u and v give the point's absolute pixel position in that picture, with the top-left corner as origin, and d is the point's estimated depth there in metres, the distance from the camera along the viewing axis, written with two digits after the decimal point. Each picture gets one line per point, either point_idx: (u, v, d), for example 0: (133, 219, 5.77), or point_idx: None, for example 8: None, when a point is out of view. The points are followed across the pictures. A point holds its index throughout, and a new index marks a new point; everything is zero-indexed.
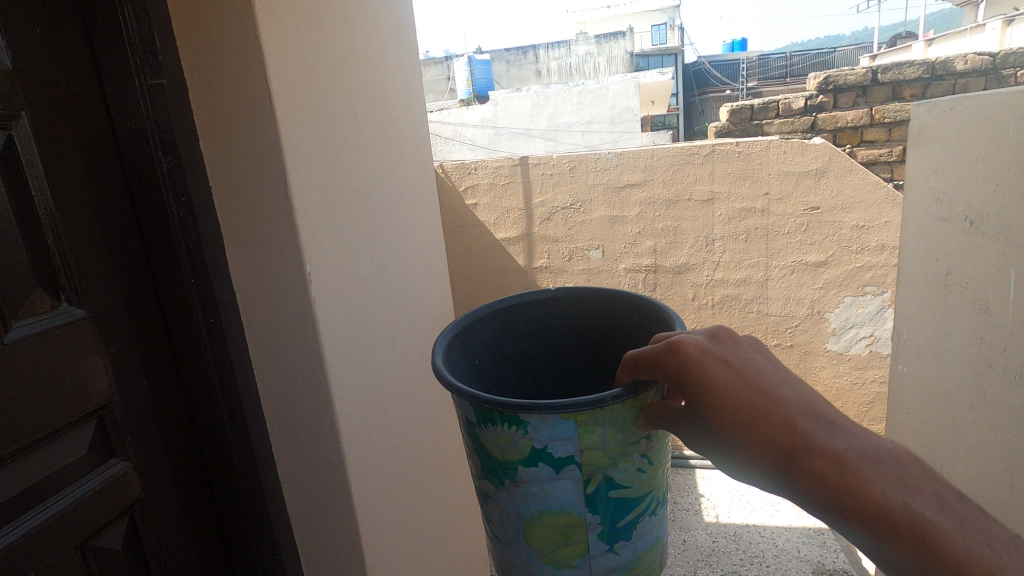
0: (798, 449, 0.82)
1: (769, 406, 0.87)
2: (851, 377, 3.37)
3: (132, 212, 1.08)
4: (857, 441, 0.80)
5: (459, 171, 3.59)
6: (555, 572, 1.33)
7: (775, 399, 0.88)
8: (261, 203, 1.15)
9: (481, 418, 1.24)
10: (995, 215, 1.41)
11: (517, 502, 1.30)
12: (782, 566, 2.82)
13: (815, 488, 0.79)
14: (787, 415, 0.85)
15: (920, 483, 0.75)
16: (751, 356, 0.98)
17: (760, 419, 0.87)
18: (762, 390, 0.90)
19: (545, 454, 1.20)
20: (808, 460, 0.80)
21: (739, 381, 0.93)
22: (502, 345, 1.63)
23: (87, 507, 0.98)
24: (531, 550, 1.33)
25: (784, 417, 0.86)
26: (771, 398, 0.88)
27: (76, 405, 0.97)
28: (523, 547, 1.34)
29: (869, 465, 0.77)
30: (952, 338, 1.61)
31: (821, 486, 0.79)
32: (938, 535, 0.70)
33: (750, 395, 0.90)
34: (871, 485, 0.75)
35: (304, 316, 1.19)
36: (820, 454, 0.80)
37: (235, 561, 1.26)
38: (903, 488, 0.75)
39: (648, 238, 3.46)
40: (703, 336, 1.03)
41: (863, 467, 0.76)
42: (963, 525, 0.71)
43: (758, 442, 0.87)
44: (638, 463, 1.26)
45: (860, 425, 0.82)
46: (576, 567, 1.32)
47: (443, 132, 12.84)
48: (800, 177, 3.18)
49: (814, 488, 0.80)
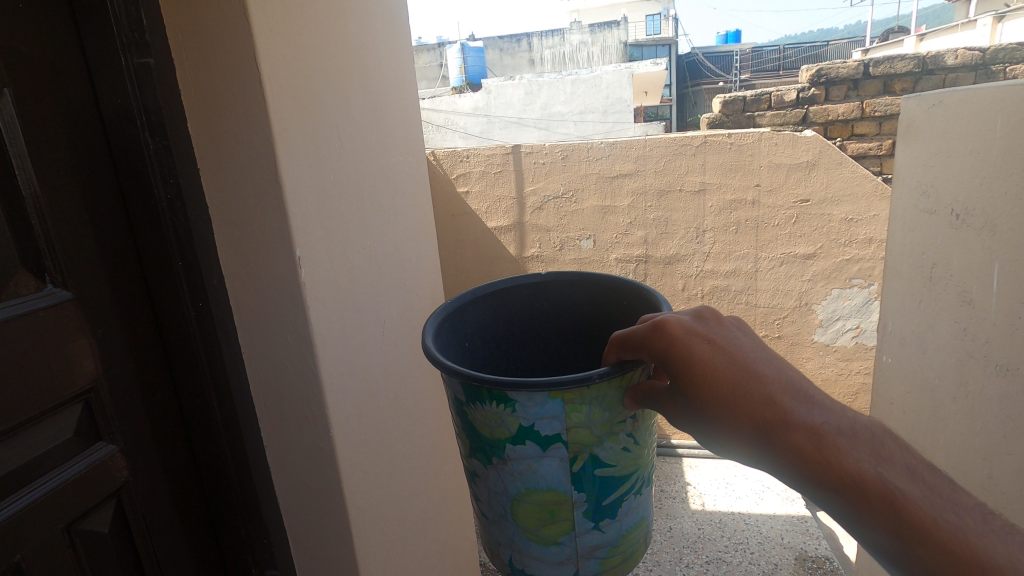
0: (778, 424, 0.85)
1: (751, 382, 0.91)
2: (837, 368, 3.42)
3: (119, 193, 1.07)
4: (834, 416, 0.83)
5: (451, 159, 3.57)
6: (542, 549, 1.35)
7: (757, 377, 0.91)
8: (250, 186, 1.14)
9: (470, 397, 1.25)
10: (980, 209, 1.43)
11: (505, 480, 1.31)
12: (766, 553, 2.87)
13: (794, 459, 0.82)
14: (768, 390, 0.89)
15: (894, 455, 0.78)
16: (734, 334, 1.01)
17: (741, 395, 0.90)
18: (744, 367, 0.93)
19: (532, 432, 1.21)
20: (788, 434, 0.84)
21: (722, 358, 0.96)
22: (491, 328, 1.63)
23: (74, 490, 0.98)
24: (518, 527, 1.35)
25: (765, 393, 0.89)
26: (753, 375, 0.92)
27: (62, 388, 0.96)
28: (511, 524, 1.36)
29: (845, 438, 0.80)
30: (936, 329, 1.64)
31: (800, 459, 0.82)
32: (908, 503, 0.73)
33: (732, 372, 0.93)
34: (847, 456, 0.78)
35: (294, 301, 1.18)
36: (799, 428, 0.83)
37: (224, 545, 1.26)
38: (877, 459, 0.78)
39: (639, 228, 3.47)
40: (687, 315, 1.05)
41: (840, 440, 0.80)
42: (933, 493, 0.74)
43: (740, 417, 0.90)
44: (624, 443, 1.27)
45: (836, 401, 0.86)
46: (562, 545, 1.34)
47: (435, 120, 12.75)
48: (791, 169, 3.20)
49: (792, 459, 0.83)
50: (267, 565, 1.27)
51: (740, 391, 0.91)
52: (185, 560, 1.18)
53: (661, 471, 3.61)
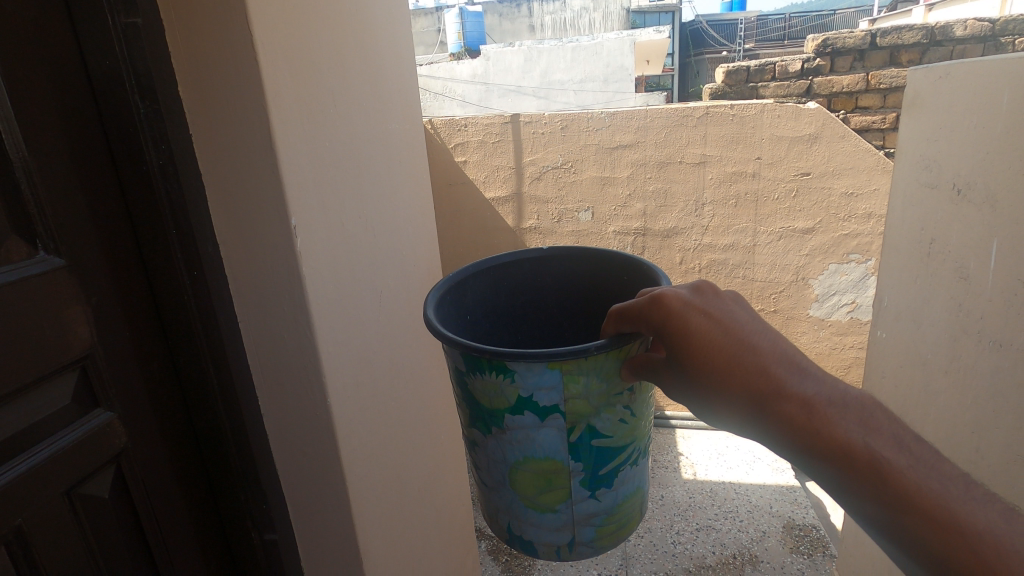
0: (771, 394, 0.89)
1: (747, 354, 0.93)
2: (831, 343, 3.44)
3: (110, 158, 1.04)
4: (826, 387, 0.87)
5: (449, 128, 3.52)
6: (540, 515, 1.38)
7: (752, 349, 0.94)
8: (243, 153, 1.12)
9: (470, 367, 1.26)
10: (981, 184, 1.42)
11: (504, 448, 1.33)
12: (755, 521, 2.94)
13: (784, 428, 0.87)
14: (763, 362, 0.92)
15: (882, 426, 0.83)
16: (731, 306, 1.01)
17: (736, 366, 0.93)
18: (740, 340, 0.95)
19: (531, 403, 1.22)
20: (780, 404, 0.88)
21: (718, 331, 0.97)
22: (492, 301, 1.64)
23: (74, 455, 0.99)
24: (516, 494, 1.38)
25: (760, 364, 0.92)
26: (749, 348, 0.94)
27: (58, 355, 0.96)
28: (509, 491, 1.39)
29: (835, 408, 0.84)
30: (931, 305, 1.64)
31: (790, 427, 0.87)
32: (893, 470, 0.78)
33: (727, 345, 0.95)
34: (836, 426, 0.83)
35: (290, 270, 1.17)
36: (791, 398, 0.87)
37: (223, 509, 1.28)
38: (866, 430, 0.83)
39: (638, 200, 3.44)
40: (685, 288, 1.05)
41: (831, 411, 0.84)
42: (918, 462, 0.79)
43: (733, 387, 0.94)
44: (621, 414, 1.29)
45: (828, 372, 0.90)
46: (559, 512, 1.37)
47: (433, 87, 12.52)
48: (792, 142, 3.17)
49: (783, 427, 0.88)
50: (267, 530, 1.29)
51: (736, 363, 0.94)
52: (185, 524, 1.20)
53: (655, 441, 3.67)
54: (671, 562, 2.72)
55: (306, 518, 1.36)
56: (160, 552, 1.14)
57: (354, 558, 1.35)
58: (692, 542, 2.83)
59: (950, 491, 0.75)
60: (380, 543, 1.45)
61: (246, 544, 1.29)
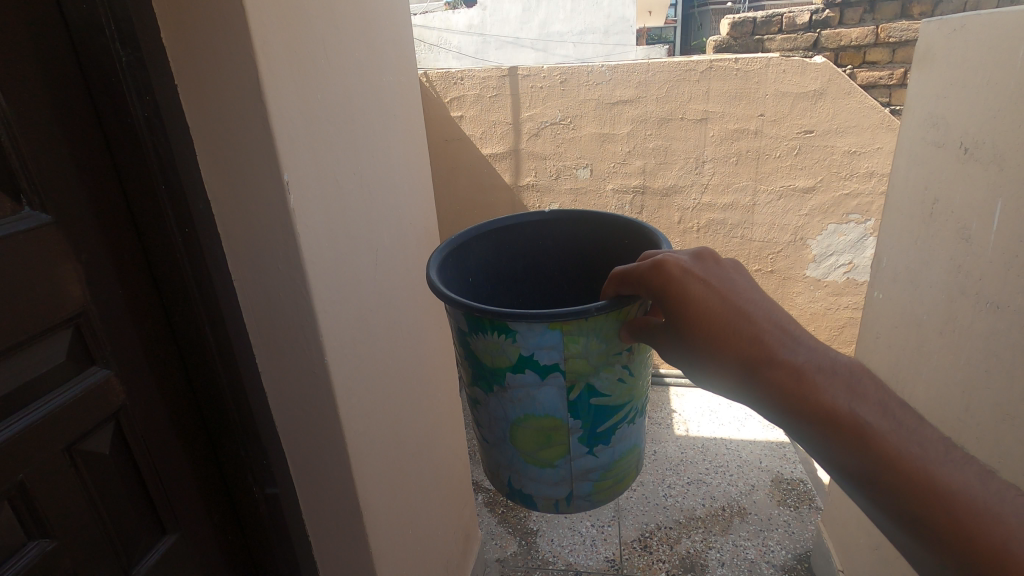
0: (760, 360, 0.89)
1: (740, 321, 0.93)
2: (826, 303, 3.46)
3: (93, 110, 1.00)
4: (816, 353, 0.87)
5: (445, 80, 3.42)
6: (539, 471, 1.41)
7: (746, 317, 0.94)
8: (233, 104, 1.08)
9: (471, 327, 1.25)
10: (990, 142, 1.39)
11: (504, 406, 1.34)
12: (744, 475, 3.02)
13: (773, 393, 0.87)
14: (756, 330, 0.92)
15: (869, 391, 0.83)
16: (733, 276, 1.02)
17: (729, 332, 0.94)
18: (734, 306, 0.95)
19: (532, 361, 1.22)
20: (769, 370, 0.88)
21: (714, 297, 0.98)
22: (493, 265, 1.62)
23: (71, 412, 0.99)
24: (516, 450, 1.41)
25: (753, 331, 0.92)
26: (743, 315, 0.94)
27: (50, 313, 0.95)
28: (510, 447, 1.41)
29: (823, 375, 0.84)
30: (931, 266, 1.64)
31: (778, 393, 0.87)
32: (876, 434, 0.77)
33: (723, 311, 0.96)
34: (824, 392, 0.82)
35: (284, 228, 1.15)
36: (779, 364, 0.87)
37: (225, 465, 1.30)
38: (853, 396, 0.82)
39: (637, 158, 3.38)
40: (686, 255, 1.06)
41: (819, 376, 0.84)
42: (901, 428, 0.78)
43: (726, 354, 0.94)
44: (620, 373, 1.30)
45: (821, 340, 0.89)
46: (557, 468, 1.40)
47: (428, 38, 12.13)
48: (797, 98, 3.09)
49: (772, 392, 0.87)
50: (268, 485, 1.31)
51: (727, 326, 0.94)
52: (187, 478, 1.22)
53: (649, 398, 3.74)
54: (662, 514, 2.81)
55: (306, 473, 1.38)
56: (163, 505, 1.16)
57: (354, 511, 1.38)
58: (682, 495, 2.92)
59: (933, 455, 0.75)
60: (380, 496, 1.48)
61: (247, 498, 1.31)
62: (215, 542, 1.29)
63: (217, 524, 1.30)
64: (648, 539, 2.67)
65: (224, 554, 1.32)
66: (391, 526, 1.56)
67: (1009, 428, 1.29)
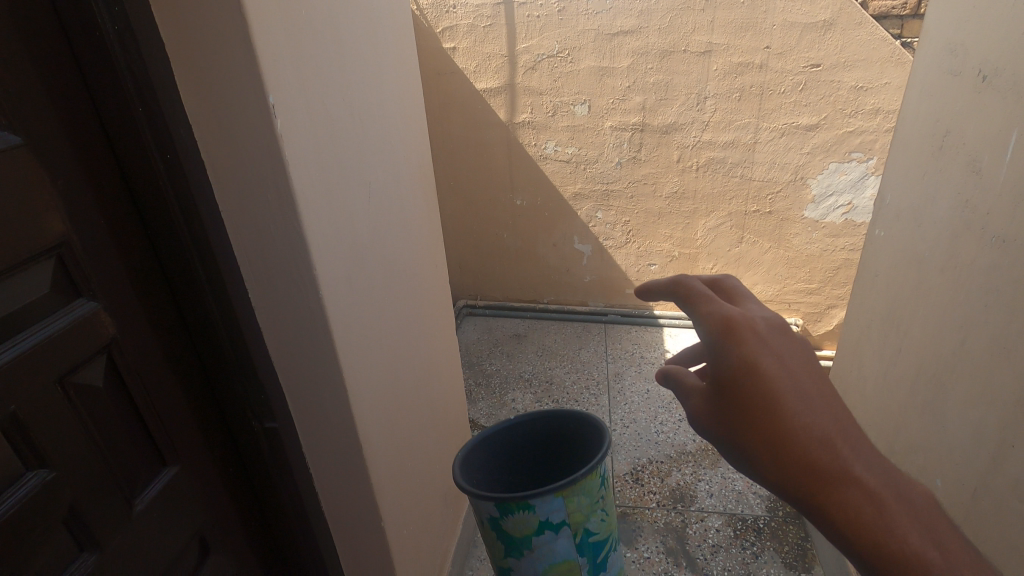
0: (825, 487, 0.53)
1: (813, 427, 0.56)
2: (822, 245, 3.44)
3: (58, 22, 0.93)
4: (897, 477, 0.55)
5: (436, 9, 3.26)
6: None
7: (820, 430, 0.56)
8: (211, 15, 1.01)
9: (501, 514, 1.50)
10: (1008, 70, 1.33)
11: (533, 564, 1.56)
12: None
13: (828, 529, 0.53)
14: (827, 435, 0.55)
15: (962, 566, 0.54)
16: (816, 357, 0.61)
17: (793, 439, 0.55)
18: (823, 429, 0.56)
19: (547, 523, 1.51)
20: (837, 497, 0.53)
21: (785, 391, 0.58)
22: (490, 442, 1.77)
23: (62, 345, 0.95)
24: None
25: (822, 439, 0.55)
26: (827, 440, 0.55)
27: (30, 240, 0.90)
28: None
29: (902, 507, 0.53)
30: (936, 202, 1.61)
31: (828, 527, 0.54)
32: None
33: (786, 402, 0.57)
34: (902, 535, 0.52)
35: (271, 154, 1.10)
36: (854, 490, 0.53)
37: (224, 402, 1.28)
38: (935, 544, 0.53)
39: (637, 93, 3.26)
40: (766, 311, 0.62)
41: (895, 514, 0.52)
42: None
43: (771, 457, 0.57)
44: (604, 514, 1.62)
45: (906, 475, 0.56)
46: None
47: None
48: (805, 29, 2.96)
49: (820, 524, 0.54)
50: (267, 420, 1.30)
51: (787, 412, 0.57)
52: (184, 414, 1.20)
53: (643, 339, 3.76)
54: (653, 449, 2.89)
55: (304, 408, 1.38)
56: (162, 441, 1.14)
57: (354, 445, 1.39)
58: (674, 432, 3.00)
59: None
60: (379, 430, 1.50)
61: (248, 434, 1.31)
62: (218, 477, 1.29)
63: (219, 460, 1.30)
64: (639, 472, 2.75)
65: (228, 490, 1.32)
66: (391, 459, 1.59)
67: (1003, 363, 1.28)
